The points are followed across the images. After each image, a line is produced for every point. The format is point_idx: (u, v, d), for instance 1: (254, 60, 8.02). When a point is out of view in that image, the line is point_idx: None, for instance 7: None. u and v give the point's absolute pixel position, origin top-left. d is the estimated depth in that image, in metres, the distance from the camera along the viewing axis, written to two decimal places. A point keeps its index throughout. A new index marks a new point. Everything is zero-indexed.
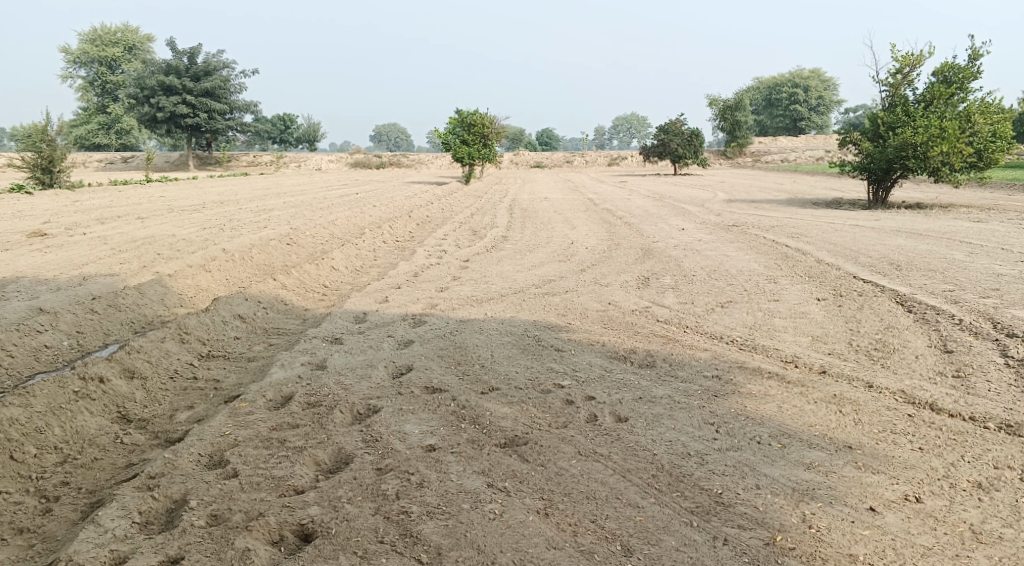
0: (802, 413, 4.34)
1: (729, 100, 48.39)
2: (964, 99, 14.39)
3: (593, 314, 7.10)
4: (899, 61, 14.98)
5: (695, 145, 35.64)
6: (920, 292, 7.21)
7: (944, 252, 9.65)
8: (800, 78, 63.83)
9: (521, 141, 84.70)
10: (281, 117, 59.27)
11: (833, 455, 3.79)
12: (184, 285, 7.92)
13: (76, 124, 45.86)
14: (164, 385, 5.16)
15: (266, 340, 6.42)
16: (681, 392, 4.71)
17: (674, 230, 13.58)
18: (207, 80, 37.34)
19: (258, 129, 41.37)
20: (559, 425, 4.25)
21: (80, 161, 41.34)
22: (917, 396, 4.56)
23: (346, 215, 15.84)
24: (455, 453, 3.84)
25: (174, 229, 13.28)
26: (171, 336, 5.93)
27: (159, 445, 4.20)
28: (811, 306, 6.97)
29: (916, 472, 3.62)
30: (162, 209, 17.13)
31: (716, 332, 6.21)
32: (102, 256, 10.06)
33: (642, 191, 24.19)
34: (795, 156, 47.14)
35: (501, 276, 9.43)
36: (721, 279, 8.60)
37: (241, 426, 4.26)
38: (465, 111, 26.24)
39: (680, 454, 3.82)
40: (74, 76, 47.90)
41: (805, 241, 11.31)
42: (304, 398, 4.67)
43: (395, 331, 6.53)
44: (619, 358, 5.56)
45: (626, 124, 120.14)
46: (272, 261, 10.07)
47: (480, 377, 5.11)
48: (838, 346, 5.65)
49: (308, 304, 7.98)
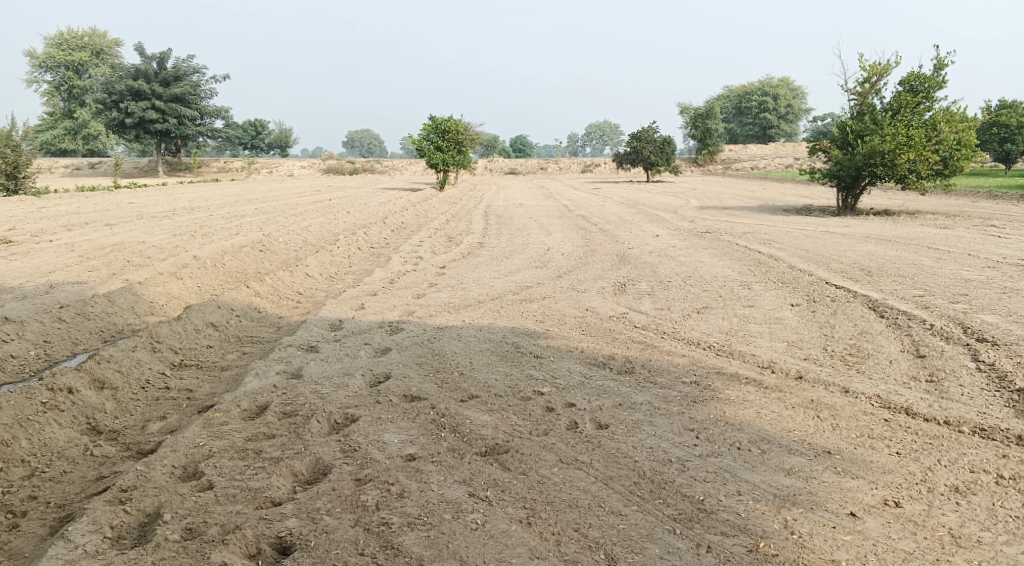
0: (781, 418, 4.38)
1: (701, 108, 49.11)
2: (929, 108, 14.79)
3: (571, 321, 7.11)
4: (867, 70, 15.34)
5: (667, 152, 36.06)
6: (891, 297, 7.36)
7: (913, 258, 9.87)
8: (769, 87, 65.03)
9: (495, 148, 84.96)
10: (252, 123, 58.61)
11: (813, 460, 3.83)
12: (155, 292, 7.75)
13: (40, 129, 44.82)
14: (135, 395, 5.02)
15: (240, 348, 6.29)
16: (661, 399, 4.73)
17: (649, 237, 13.69)
18: (177, 85, 36.80)
19: (229, 135, 40.84)
20: (540, 433, 4.23)
21: (45, 166, 40.37)
22: (892, 401, 4.64)
23: (320, 221, 15.68)
24: (436, 463, 3.80)
25: (143, 236, 13.01)
26: (142, 345, 5.78)
27: (131, 457, 4.08)
28: (786, 312, 7.06)
29: (894, 476, 3.67)
30: (130, 215, 16.78)
31: (694, 337, 6.26)
32: (69, 264, 9.81)
33: (617, 198, 24.40)
34: (765, 163, 48.00)
35: (478, 283, 9.41)
36: (697, 285, 8.68)
37: (215, 437, 4.16)
38: (440, 118, 26.20)
39: (662, 460, 3.82)
40: (39, 80, 46.82)
41: (778, 247, 11.48)
42: (279, 408, 4.58)
43: (372, 338, 6.45)
44: (598, 364, 5.57)
45: (599, 131, 121.24)
46: (245, 268, 9.91)
47: (459, 385, 5.07)
48: (814, 352, 5.73)
49: (282, 312, 7.85)
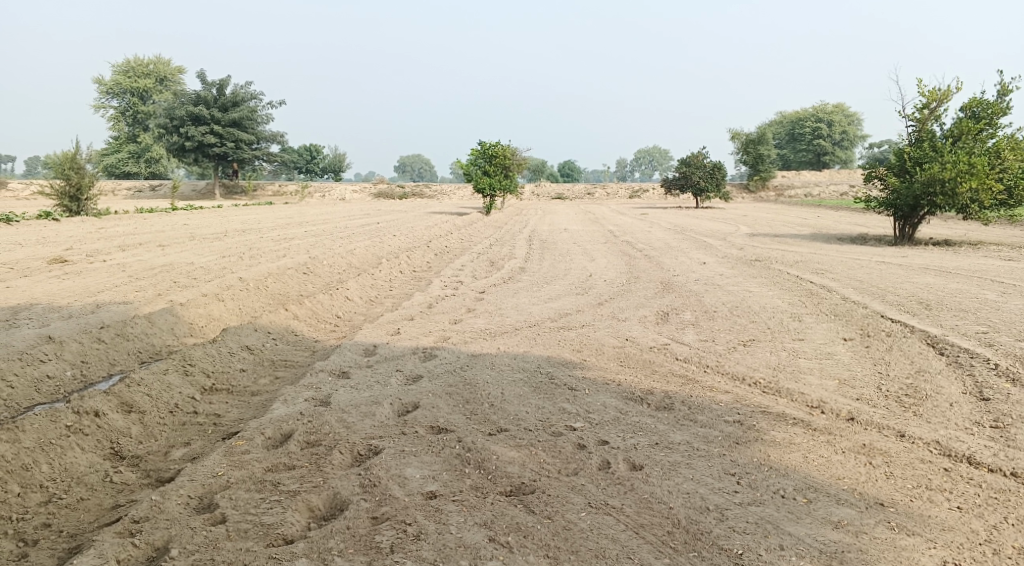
0: (830, 464, 4.04)
1: (752, 133, 48.20)
2: (993, 135, 14.05)
3: (609, 351, 6.86)
4: (926, 96, 14.70)
5: (717, 178, 35.43)
6: (952, 333, 6.87)
7: (976, 292, 9.27)
8: (823, 112, 63.63)
9: (541, 173, 85.55)
10: (307, 148, 60.49)
11: (864, 512, 3.49)
12: (195, 314, 7.87)
13: (108, 153, 47.19)
14: (162, 419, 5.02)
15: (272, 373, 6.28)
16: (701, 439, 4.44)
17: (695, 264, 13.33)
18: (235, 110, 38.20)
19: (284, 160, 42.17)
20: (569, 472, 4.01)
21: (111, 188, 42.36)
22: (953, 448, 4.24)
23: (365, 244, 15.83)
24: (457, 502, 3.62)
25: (192, 257, 13.37)
26: (174, 368, 5.82)
27: (149, 486, 4.05)
28: (837, 347, 6.65)
29: (955, 534, 3.30)
30: (183, 236, 17.33)
31: (738, 372, 5.93)
32: (119, 284, 10.09)
33: (663, 224, 24.01)
34: (819, 190, 46.65)
35: (517, 309, 9.25)
36: (743, 316, 8.32)
37: (235, 466, 4.09)
38: (487, 143, 26.37)
39: (698, 508, 3.54)
40: (108, 106, 49.32)
41: (830, 277, 10.98)
42: (303, 437, 4.49)
43: (404, 365, 6.34)
44: (634, 399, 5.30)
45: (648, 157, 120.76)
46: (286, 290, 10.01)
47: (489, 417, 4.89)
48: (866, 391, 5.34)
49: (319, 336, 7.86)
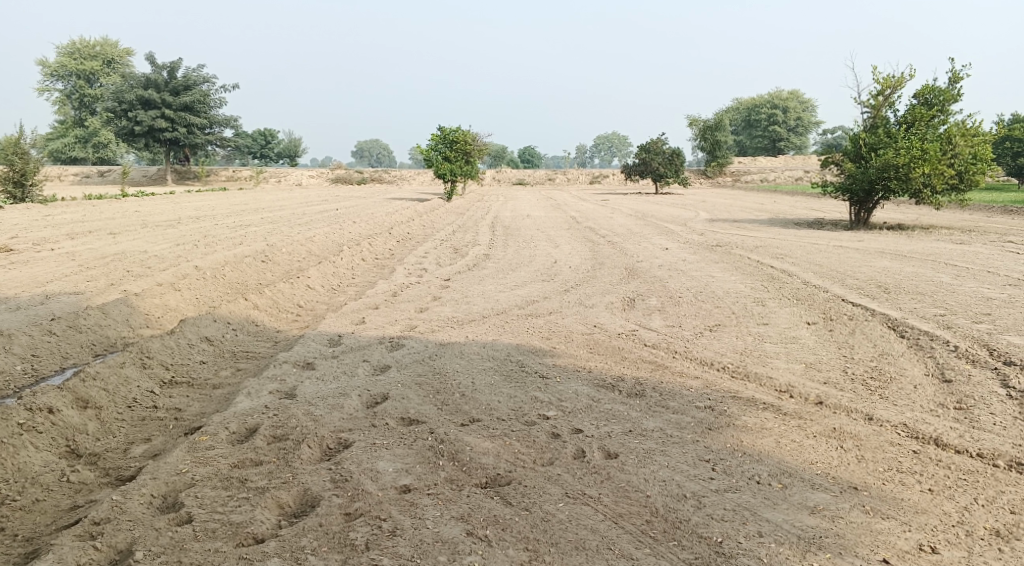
0: (802, 448, 4.10)
1: (710, 120, 48.81)
2: (944, 122, 14.48)
3: (578, 338, 6.85)
4: (881, 83, 15.05)
5: (676, 164, 35.81)
6: (911, 316, 7.05)
7: (931, 275, 9.56)
8: (778, 99, 64.83)
9: (502, 158, 85.10)
10: (262, 132, 58.86)
11: (838, 497, 3.54)
12: (150, 304, 7.57)
13: (52, 137, 45.12)
14: (119, 415, 4.80)
15: (234, 365, 6.07)
16: (674, 425, 4.45)
17: (658, 250, 13.44)
18: (186, 94, 36.89)
19: (239, 144, 40.98)
20: (544, 463, 3.97)
21: (55, 173, 40.51)
22: (920, 430, 4.34)
23: (326, 232, 15.49)
24: (432, 496, 3.54)
25: (145, 245, 12.88)
26: (131, 361, 5.58)
27: (108, 485, 3.87)
28: (802, 331, 6.77)
29: (928, 517, 3.38)
30: (135, 223, 16.68)
31: (707, 358, 5.97)
32: (68, 274, 9.64)
33: (625, 210, 24.17)
34: (775, 176, 47.58)
35: (483, 296, 9.16)
36: (708, 301, 8.41)
37: (199, 463, 3.93)
38: (448, 128, 26.05)
39: (676, 496, 3.55)
40: (51, 88, 47.07)
41: (791, 262, 11.19)
42: (270, 431, 4.35)
43: (371, 355, 6.20)
44: (606, 386, 5.29)
45: (608, 142, 121.32)
46: (246, 278, 9.72)
47: (460, 407, 4.81)
48: (833, 375, 5.43)
49: (281, 326, 7.64)
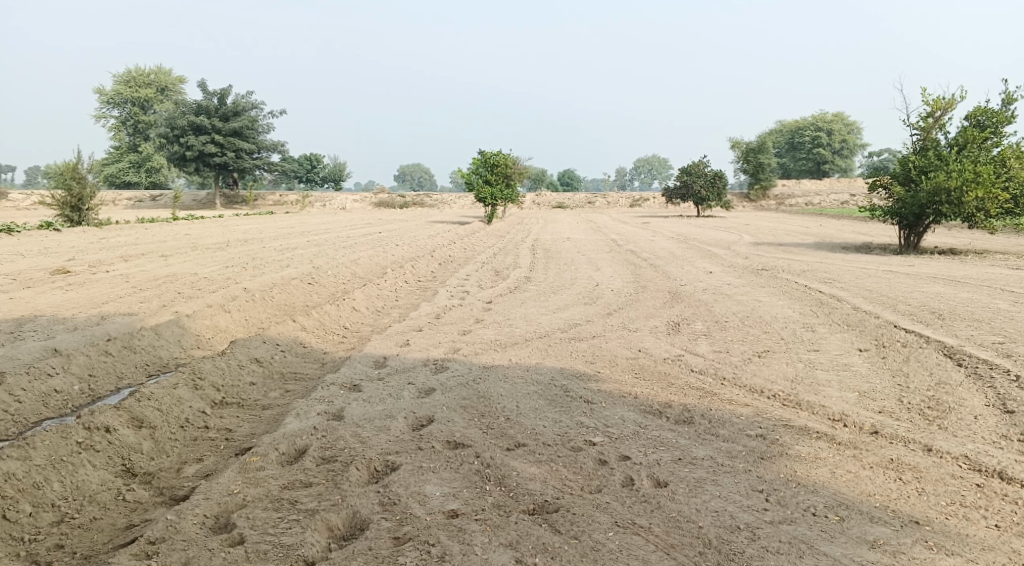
0: (859, 480, 3.95)
1: (752, 142, 48.22)
2: (998, 143, 13.98)
3: (622, 362, 6.77)
4: (929, 104, 14.64)
5: (717, 187, 35.43)
6: (969, 344, 6.77)
7: (989, 301, 9.18)
8: (822, 120, 63.65)
9: (541, 181, 85.68)
10: (307, 158, 60.51)
11: (900, 531, 3.39)
12: (202, 325, 7.80)
13: (109, 163, 47.19)
14: (173, 435, 4.94)
15: (282, 386, 6.18)
16: (724, 454, 4.34)
17: (701, 273, 13.24)
18: (236, 121, 38.23)
19: (286, 169, 42.18)
20: (592, 490, 3.91)
21: (112, 198, 42.28)
22: (983, 462, 4.14)
23: (368, 254, 15.75)
24: (480, 522, 3.52)
25: (195, 267, 13.29)
26: (184, 382, 5.74)
27: (163, 504, 3.97)
28: (853, 358, 6.56)
29: (997, 555, 3.20)
30: (186, 246, 17.24)
31: (756, 384, 5.83)
32: (123, 295, 10.01)
33: (666, 233, 23.95)
34: (820, 199, 46.59)
35: (525, 319, 9.16)
36: (755, 326, 8.23)
37: (250, 484, 4.01)
38: (488, 152, 26.33)
39: (728, 527, 3.45)
40: (109, 116, 49.31)
41: (840, 287, 10.90)
42: (318, 452, 4.41)
43: (415, 377, 6.24)
44: (652, 413, 5.20)
45: (648, 165, 120.82)
46: (292, 300, 9.93)
47: (505, 431, 4.79)
48: (888, 404, 5.23)
49: (327, 347, 7.76)
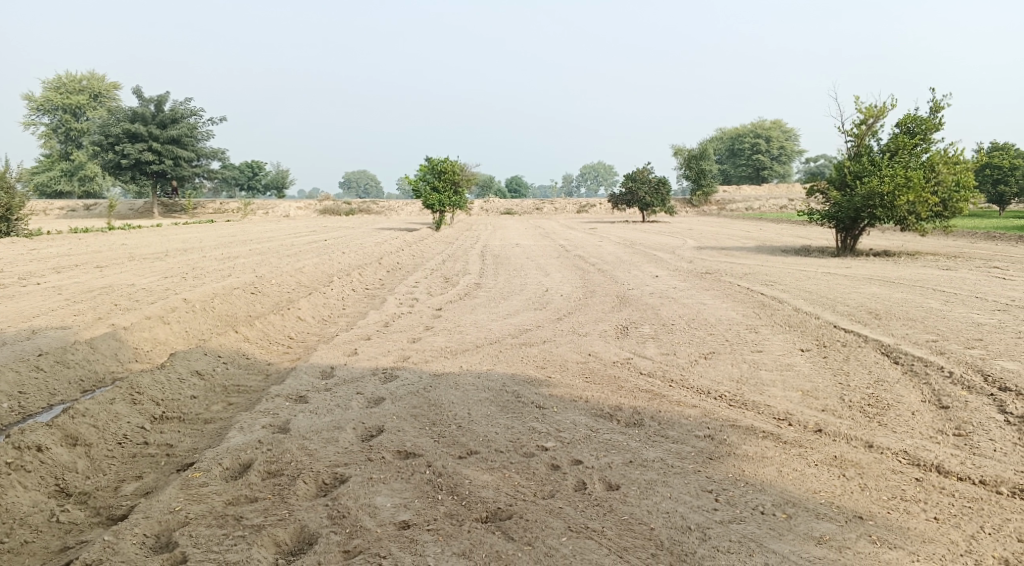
0: (805, 477, 4.06)
1: (695, 149, 49.57)
2: (927, 150, 14.77)
3: (573, 366, 6.81)
4: (863, 112, 15.36)
5: (662, 193, 36.19)
6: (904, 342, 7.09)
7: (920, 301, 9.64)
8: (761, 128, 65.99)
9: (489, 188, 85.98)
10: (249, 165, 59.02)
11: (844, 527, 3.50)
12: (139, 338, 7.49)
13: (37, 172, 44.96)
14: (110, 452, 4.68)
15: (226, 399, 5.96)
16: (674, 455, 4.41)
17: (648, 277, 13.49)
18: (174, 127, 37.01)
19: (227, 176, 40.98)
20: (545, 495, 3.90)
21: (40, 208, 40.21)
22: (921, 457, 4.33)
23: (315, 262, 15.44)
24: (432, 532, 3.46)
25: (132, 278, 12.76)
26: (121, 397, 5.48)
27: (100, 525, 3.75)
28: (796, 358, 6.77)
29: (936, 546, 3.35)
30: (122, 256, 16.53)
31: (703, 386, 5.95)
32: (54, 308, 9.52)
33: (613, 238, 24.27)
34: (760, 205, 48.09)
35: (476, 326, 9.12)
36: (701, 329, 8.42)
37: (192, 501, 3.84)
38: (436, 159, 26.22)
39: (680, 528, 3.49)
40: (37, 123, 47.02)
41: (781, 289, 11.26)
42: (263, 466, 4.26)
43: (364, 388, 6.10)
44: (604, 416, 5.24)
45: (594, 172, 122.63)
46: (235, 310, 9.63)
47: (457, 439, 4.74)
48: (830, 402, 5.42)
49: (272, 358, 7.54)
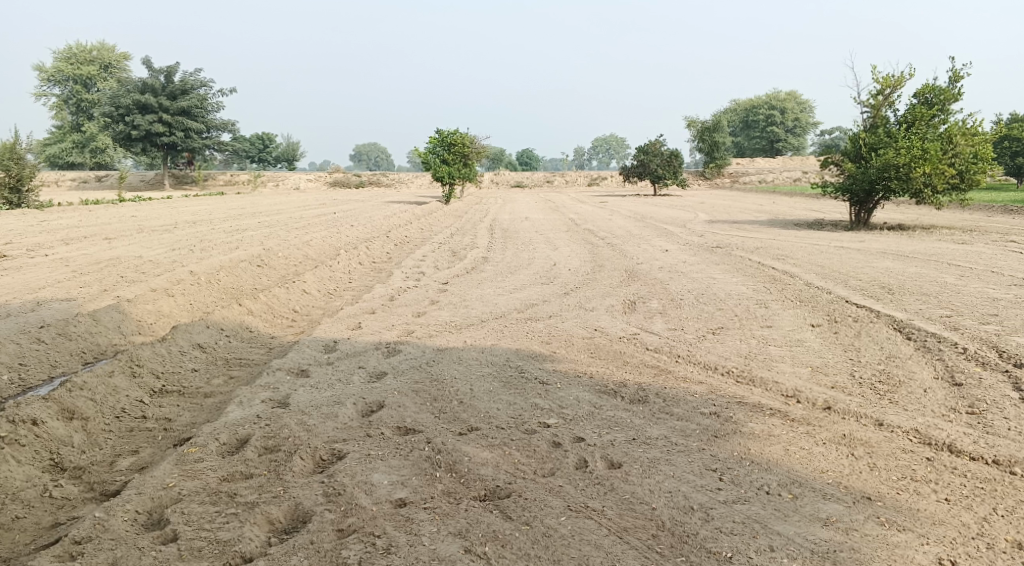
0: (812, 456, 3.96)
1: (708, 121, 48.77)
2: (945, 121, 14.35)
3: (578, 341, 6.71)
4: (880, 82, 14.92)
5: (674, 166, 35.66)
6: (917, 318, 6.91)
7: (935, 275, 9.42)
8: (776, 99, 64.74)
9: (499, 160, 85.42)
10: (260, 138, 58.78)
11: (852, 508, 3.40)
12: (143, 310, 7.46)
13: (50, 144, 45.04)
14: (107, 426, 4.66)
15: (227, 372, 5.93)
16: (678, 433, 4.31)
17: (658, 251, 13.30)
18: (183, 99, 36.79)
19: (237, 148, 40.81)
20: (546, 473, 3.83)
21: (53, 180, 40.33)
22: (933, 436, 4.20)
23: (322, 235, 15.35)
24: (429, 510, 3.40)
25: (140, 250, 12.73)
26: (121, 371, 5.45)
27: (93, 500, 3.72)
28: (806, 334, 6.62)
29: (946, 529, 3.24)
30: (131, 228, 16.52)
31: (710, 361, 5.84)
32: (61, 280, 9.51)
33: (623, 212, 23.98)
34: (773, 177, 47.34)
35: (481, 300, 9.03)
36: (709, 303, 8.28)
37: (187, 477, 3.80)
38: (445, 131, 25.92)
39: (682, 508, 3.41)
40: (49, 94, 46.96)
41: (792, 263, 11.06)
42: (260, 442, 4.21)
43: (366, 362, 6.04)
44: (608, 392, 5.15)
45: (605, 144, 121.41)
46: (241, 283, 9.58)
47: (458, 415, 4.66)
48: (840, 379, 5.29)
49: (275, 332, 7.49)
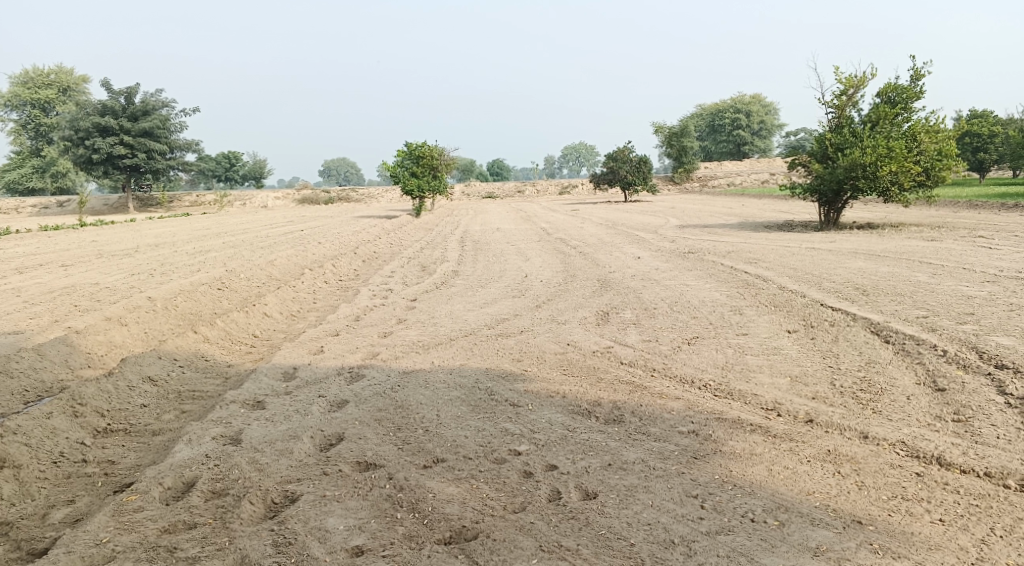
0: (797, 476, 3.74)
1: (675, 126, 49.28)
2: (908, 119, 14.50)
3: (550, 358, 6.45)
4: (843, 83, 15.04)
5: (644, 172, 35.82)
6: (894, 320, 6.80)
7: (908, 274, 9.39)
8: (742, 103, 65.75)
9: (470, 171, 85.51)
10: (226, 156, 57.77)
11: (843, 534, 3.19)
12: (92, 342, 7.03)
13: (7, 169, 43.67)
14: (42, 473, 4.27)
15: (178, 406, 5.54)
16: (657, 455, 4.07)
17: (630, 259, 13.14)
18: (146, 119, 35.92)
19: (202, 168, 39.97)
20: (515, 508, 3.55)
21: (11, 206, 38.99)
22: (920, 448, 4.02)
23: (288, 254, 14.89)
24: (388, 559, 3.11)
25: (97, 276, 12.18)
26: (61, 410, 5.04)
27: (17, 562, 3.35)
28: (783, 341, 6.46)
29: (944, 554, 3.04)
30: (90, 254, 15.86)
31: (686, 375, 5.62)
32: (9, 311, 8.99)
33: (595, 219, 23.86)
34: (741, 180, 47.90)
35: (451, 316, 8.74)
36: (684, 312, 8.10)
37: (123, 530, 3.45)
38: (414, 144, 25.64)
39: (663, 542, 3.16)
40: (5, 119, 45.56)
41: (765, 266, 10.98)
42: (207, 486, 3.87)
43: (327, 389, 5.70)
44: (582, 413, 4.89)
45: (575, 152, 122.21)
46: (200, 308, 9.15)
47: (423, 446, 4.36)
48: (820, 389, 5.10)
49: (233, 359, 7.10)
